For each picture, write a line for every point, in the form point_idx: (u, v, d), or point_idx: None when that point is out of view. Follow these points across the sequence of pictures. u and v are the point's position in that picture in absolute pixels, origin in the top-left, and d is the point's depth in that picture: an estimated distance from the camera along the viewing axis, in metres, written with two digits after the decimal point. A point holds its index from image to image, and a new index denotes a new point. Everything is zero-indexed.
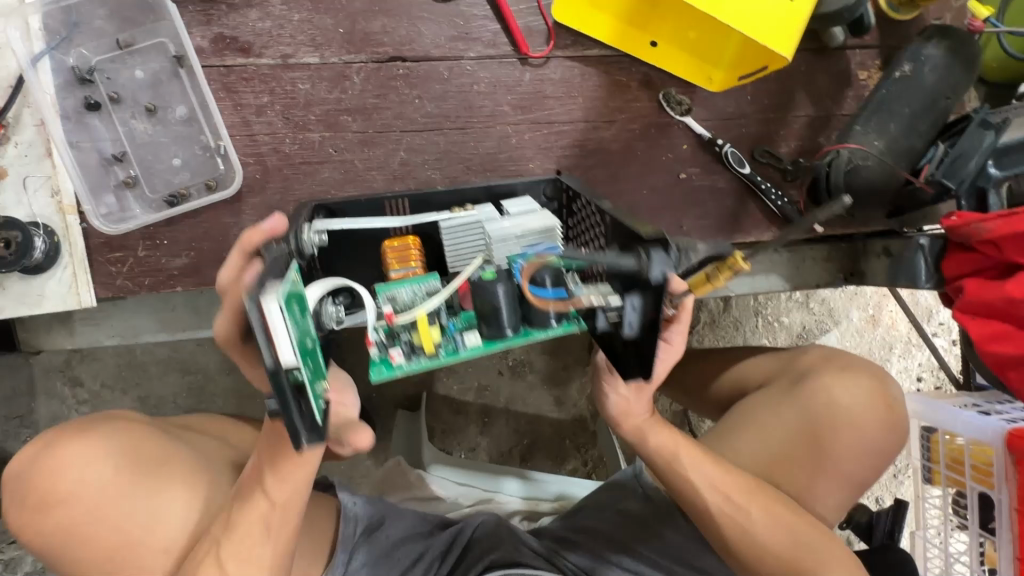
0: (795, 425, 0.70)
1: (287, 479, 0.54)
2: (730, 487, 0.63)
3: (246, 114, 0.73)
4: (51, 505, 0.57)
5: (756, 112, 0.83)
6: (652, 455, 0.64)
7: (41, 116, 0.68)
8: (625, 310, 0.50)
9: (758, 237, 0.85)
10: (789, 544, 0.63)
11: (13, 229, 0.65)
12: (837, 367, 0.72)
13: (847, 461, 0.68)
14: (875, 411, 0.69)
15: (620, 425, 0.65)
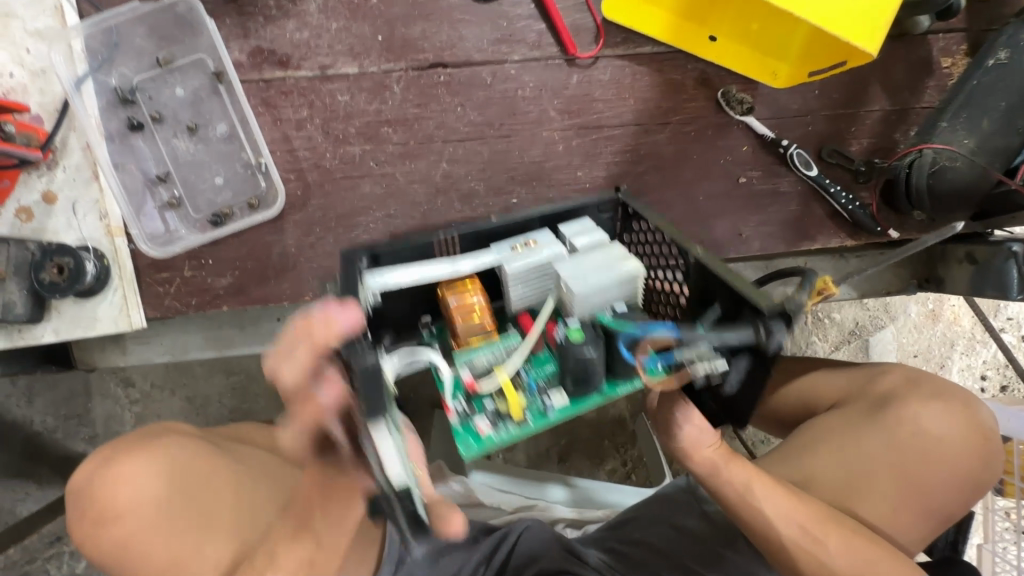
0: (876, 452, 0.64)
1: (333, 520, 0.50)
2: (812, 518, 0.57)
3: (287, 129, 0.72)
4: (108, 519, 0.58)
5: (825, 109, 0.77)
6: (722, 486, 0.58)
7: (87, 140, 0.68)
8: (730, 372, 0.49)
9: (824, 244, 0.79)
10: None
11: (65, 255, 0.65)
12: (924, 392, 0.66)
13: (934, 497, 0.62)
14: (966, 443, 0.64)
15: (689, 455, 0.59)
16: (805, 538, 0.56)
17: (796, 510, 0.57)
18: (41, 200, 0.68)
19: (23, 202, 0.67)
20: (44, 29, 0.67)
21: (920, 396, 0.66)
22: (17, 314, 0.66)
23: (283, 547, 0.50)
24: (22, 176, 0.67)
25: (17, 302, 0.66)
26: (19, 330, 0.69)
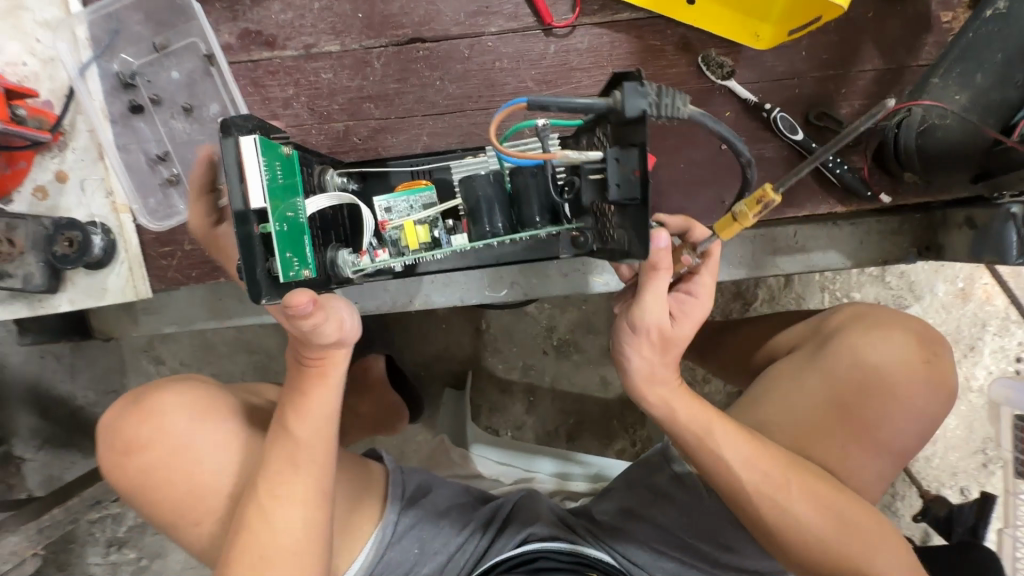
0: (823, 390, 0.67)
1: (307, 415, 0.57)
2: (767, 458, 0.60)
3: (274, 108, 0.75)
4: (132, 450, 0.64)
5: (813, 70, 0.74)
6: (682, 430, 0.60)
7: (92, 123, 0.73)
8: (607, 166, 0.46)
9: (812, 211, 0.77)
10: (834, 523, 0.59)
11: (74, 229, 0.71)
12: (866, 326, 0.69)
13: (887, 429, 0.64)
14: (918, 372, 0.65)
15: (643, 392, 0.61)
16: (762, 478, 0.59)
17: (751, 451, 0.59)
18: (54, 179, 0.73)
19: (38, 181, 0.73)
20: (51, 19, 0.72)
21: (870, 332, 0.68)
22: (36, 285, 0.72)
23: (274, 446, 0.57)
24: (37, 158, 0.73)
25: (35, 273, 0.72)
26: (40, 300, 0.75)
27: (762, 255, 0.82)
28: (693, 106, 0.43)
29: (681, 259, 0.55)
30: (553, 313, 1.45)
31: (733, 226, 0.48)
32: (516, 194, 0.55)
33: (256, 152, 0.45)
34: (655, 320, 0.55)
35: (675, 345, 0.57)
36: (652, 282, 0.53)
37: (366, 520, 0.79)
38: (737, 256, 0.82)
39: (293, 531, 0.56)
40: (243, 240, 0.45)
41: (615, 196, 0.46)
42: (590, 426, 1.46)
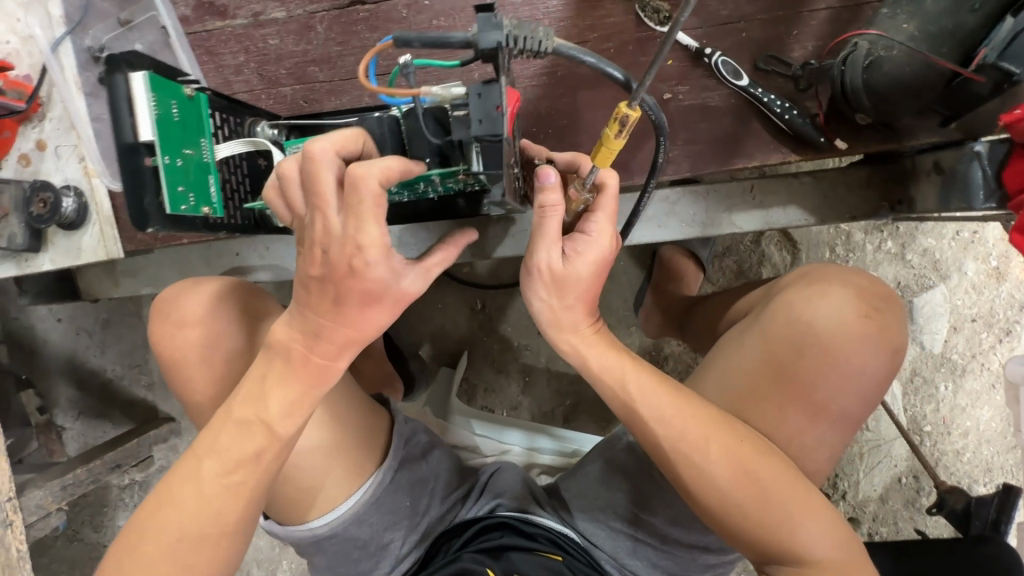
0: (760, 355, 0.68)
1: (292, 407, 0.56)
2: (686, 410, 0.61)
3: (227, 75, 0.79)
4: (187, 325, 0.71)
5: (761, 12, 0.71)
6: (597, 376, 0.63)
7: (65, 94, 0.79)
8: (469, 101, 0.49)
9: (764, 161, 0.73)
10: (756, 486, 0.59)
11: (48, 191, 0.77)
12: (810, 288, 0.69)
13: (823, 390, 0.65)
14: (861, 336, 0.65)
15: (556, 335, 0.63)
16: (681, 432, 0.60)
17: (669, 400, 0.61)
18: (35, 147, 0.80)
19: (22, 150, 0.80)
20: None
21: (813, 293, 0.69)
22: (19, 244, 0.79)
23: (247, 421, 0.56)
24: (21, 128, 0.80)
25: (18, 233, 0.79)
26: (27, 259, 0.82)
27: (716, 212, 0.79)
28: (557, 40, 0.48)
29: (573, 195, 0.59)
30: None
31: (604, 149, 0.49)
32: (406, 141, 0.57)
33: (144, 86, 0.52)
34: (549, 259, 0.58)
35: (568, 288, 0.59)
36: (543, 223, 0.56)
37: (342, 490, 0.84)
38: (689, 214, 0.79)
39: (236, 473, 0.56)
40: (134, 171, 0.53)
41: (479, 132, 0.49)
42: (585, 407, 1.53)
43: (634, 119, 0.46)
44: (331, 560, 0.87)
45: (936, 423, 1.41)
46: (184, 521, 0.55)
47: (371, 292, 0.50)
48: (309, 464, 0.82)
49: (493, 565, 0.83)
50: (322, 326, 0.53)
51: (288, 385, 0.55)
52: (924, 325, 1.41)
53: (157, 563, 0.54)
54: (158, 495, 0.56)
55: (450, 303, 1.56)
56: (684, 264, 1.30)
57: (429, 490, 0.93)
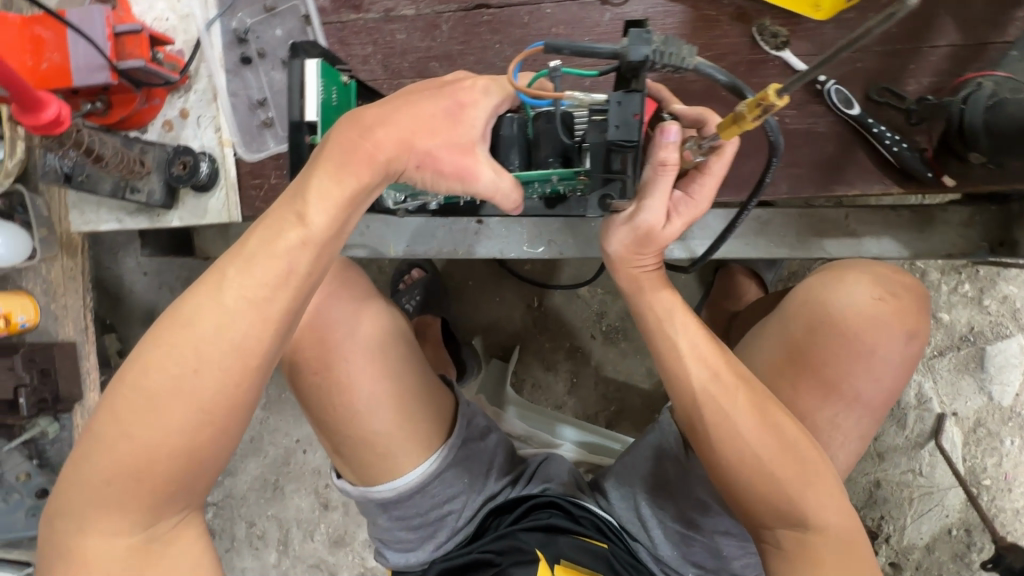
0: (790, 336, 0.76)
1: (328, 200, 0.55)
2: (723, 371, 0.71)
3: (354, 63, 0.85)
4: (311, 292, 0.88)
5: (879, 43, 0.72)
6: (646, 310, 0.76)
7: (211, 70, 0.88)
8: (609, 107, 0.55)
9: (865, 191, 0.74)
10: (778, 447, 0.69)
11: (189, 154, 0.86)
12: (841, 277, 0.77)
13: (827, 368, 0.74)
14: (865, 327, 0.73)
15: (618, 270, 0.75)
16: (717, 389, 0.70)
17: (709, 358, 0.72)
18: (178, 115, 0.89)
19: (167, 116, 0.90)
20: None
21: (830, 287, 0.76)
22: (155, 200, 0.88)
23: (281, 229, 0.54)
24: (168, 96, 0.89)
25: (157, 190, 0.88)
26: (158, 215, 0.92)
27: (807, 237, 0.81)
28: (698, 57, 0.51)
29: (688, 155, 0.63)
30: (604, 299, 1.56)
31: (734, 128, 0.50)
32: (534, 140, 0.66)
33: (316, 73, 0.63)
34: (655, 216, 0.66)
35: (652, 242, 0.69)
36: (660, 179, 0.63)
37: (408, 461, 0.88)
38: (779, 235, 0.81)
39: (260, 287, 0.53)
40: (296, 143, 0.65)
41: (614, 136, 0.56)
42: (630, 414, 1.55)
43: (776, 108, 0.45)
44: (393, 521, 0.92)
45: (996, 478, 1.36)
46: (201, 338, 0.52)
47: (447, 120, 0.57)
48: (384, 432, 0.85)
49: (544, 551, 0.86)
50: (379, 124, 0.56)
51: (333, 183, 0.55)
52: (995, 375, 1.35)
53: (167, 380, 0.52)
54: (171, 307, 0.54)
55: (509, 297, 1.61)
56: (746, 283, 1.31)
57: (484, 470, 0.96)
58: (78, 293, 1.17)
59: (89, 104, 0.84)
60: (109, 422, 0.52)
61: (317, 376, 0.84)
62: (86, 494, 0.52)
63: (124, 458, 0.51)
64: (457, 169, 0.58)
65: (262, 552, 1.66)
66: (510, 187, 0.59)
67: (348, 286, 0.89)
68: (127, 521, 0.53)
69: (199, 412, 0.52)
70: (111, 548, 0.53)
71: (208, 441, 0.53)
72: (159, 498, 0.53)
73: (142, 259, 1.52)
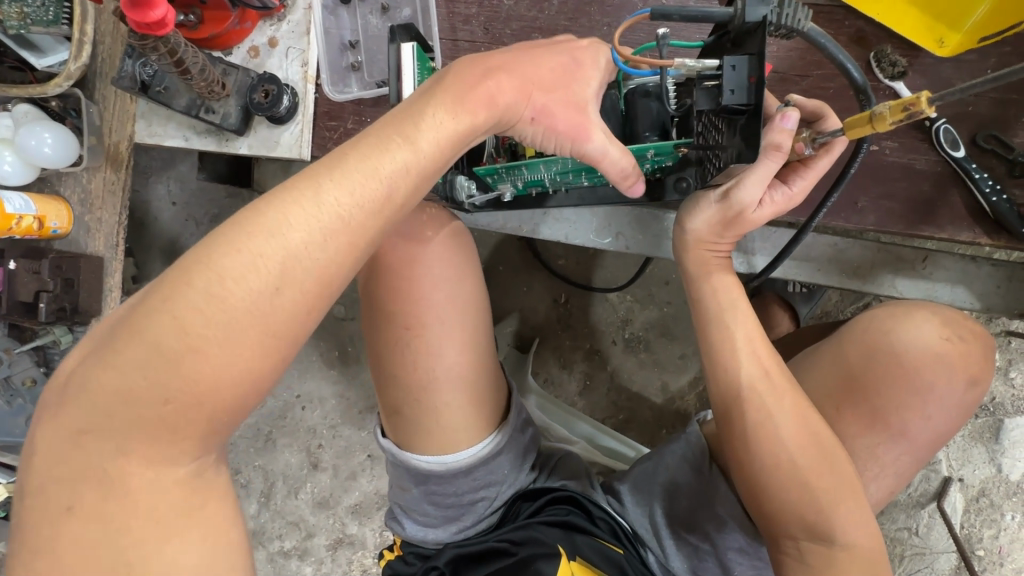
0: (847, 364, 0.75)
1: (442, 131, 0.54)
2: (773, 369, 0.68)
3: (455, 22, 0.84)
4: (417, 241, 0.84)
5: (995, 91, 0.71)
6: (706, 296, 0.72)
7: (311, 2, 0.86)
8: (724, 72, 0.53)
9: (952, 235, 0.73)
10: (816, 454, 0.65)
11: (274, 84, 0.84)
12: (907, 313, 0.75)
13: (879, 399, 0.73)
14: (930, 366, 0.72)
15: (686, 250, 0.73)
16: (765, 386, 0.67)
17: (763, 355, 0.68)
18: (267, 43, 0.88)
19: (254, 42, 0.88)
20: None
21: (894, 319, 0.74)
22: (230, 124, 0.86)
23: (389, 148, 0.52)
24: (260, 23, 0.88)
25: (232, 114, 0.86)
26: (227, 139, 0.90)
27: (880, 271, 0.81)
28: (812, 22, 0.52)
29: (797, 145, 0.64)
30: (632, 306, 1.55)
31: (867, 126, 0.53)
32: (630, 115, 0.68)
33: (411, 57, 0.66)
34: (750, 197, 0.65)
35: (736, 225, 0.68)
36: (768, 158, 0.61)
37: (463, 441, 0.87)
38: (849, 263, 0.81)
39: (365, 212, 0.51)
40: None
41: (729, 102, 0.54)
42: (638, 425, 1.54)
43: (921, 118, 0.48)
44: (423, 494, 0.90)
45: (990, 550, 1.35)
46: (291, 251, 0.48)
47: (562, 78, 0.59)
48: (453, 409, 0.85)
49: (563, 546, 0.85)
50: (502, 70, 0.57)
51: (454, 108, 0.54)
52: (1008, 449, 1.34)
53: (250, 296, 0.47)
54: (254, 212, 0.48)
55: (537, 289, 1.59)
56: (780, 315, 1.28)
57: (520, 463, 0.95)
58: (115, 210, 1.12)
59: (182, 16, 0.82)
60: (175, 327, 0.45)
61: (406, 332, 0.84)
62: (133, 412, 0.46)
63: (188, 374, 0.46)
64: (572, 127, 0.59)
65: (242, 500, 1.63)
66: (618, 153, 0.59)
67: (461, 251, 0.88)
68: (170, 452, 0.48)
69: (275, 338, 0.48)
70: (145, 485, 0.47)
71: (272, 369, 0.49)
72: (210, 428, 0.48)
73: (173, 188, 1.51)
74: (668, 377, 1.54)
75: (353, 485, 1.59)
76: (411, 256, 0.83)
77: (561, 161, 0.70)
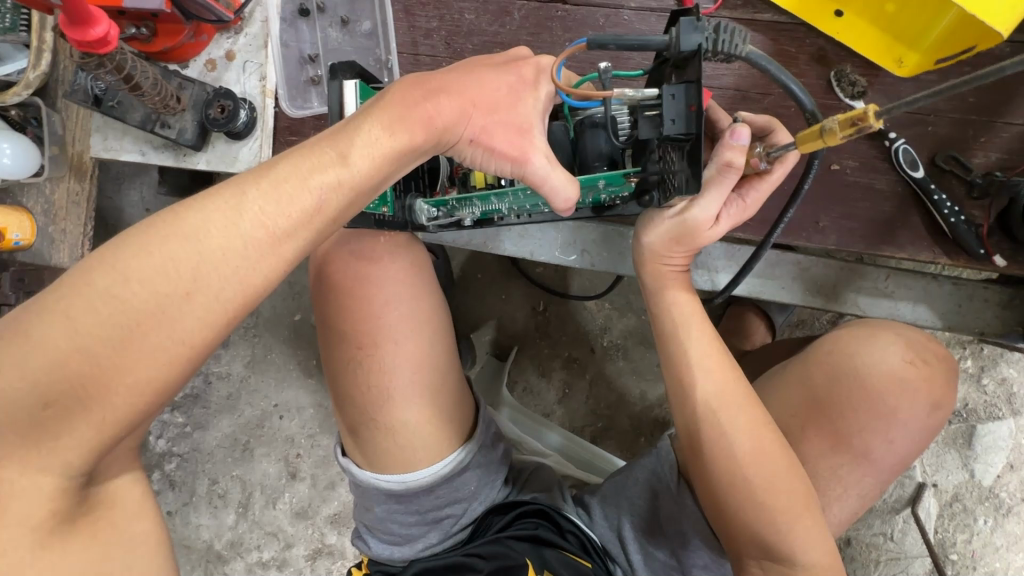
0: (810, 385, 0.74)
1: (376, 148, 0.53)
2: (731, 385, 0.66)
3: (416, 35, 0.82)
4: (369, 259, 0.84)
5: (954, 111, 0.71)
6: (666, 313, 0.71)
7: (267, 15, 0.84)
8: (664, 102, 0.53)
9: (913, 256, 0.73)
10: (772, 471, 0.63)
11: (229, 99, 0.82)
12: (869, 333, 0.75)
13: (840, 419, 0.72)
14: (891, 388, 0.72)
15: (645, 264, 0.72)
16: (722, 402, 0.65)
17: (720, 372, 0.67)
18: (224, 56, 0.86)
19: (212, 55, 0.86)
20: None
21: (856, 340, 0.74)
22: (186, 139, 0.84)
23: (319, 163, 0.51)
24: (216, 35, 0.86)
25: (189, 129, 0.84)
26: (185, 154, 0.88)
27: (844, 290, 0.80)
28: (749, 47, 0.51)
29: (751, 160, 0.62)
30: (610, 315, 1.55)
31: (819, 142, 0.49)
32: (578, 142, 0.67)
33: (354, 94, 0.65)
34: (705, 216, 0.64)
35: (696, 243, 0.67)
36: (723, 177, 0.61)
37: (425, 459, 0.86)
38: (815, 282, 0.81)
39: (298, 225, 0.50)
40: None
41: (670, 131, 0.53)
42: (616, 433, 1.54)
43: (871, 132, 0.45)
44: (386, 510, 0.89)
45: (964, 554, 1.36)
46: (206, 254, 0.47)
47: (508, 97, 0.58)
48: (412, 424, 0.84)
49: (531, 558, 0.84)
50: (442, 92, 0.56)
51: (388, 126, 0.54)
52: (981, 454, 1.35)
53: (158, 297, 0.46)
54: (175, 213, 0.48)
55: (515, 296, 1.58)
56: (756, 324, 1.28)
57: (488, 479, 0.93)
58: (79, 220, 1.10)
59: (135, 29, 0.78)
60: (74, 336, 0.44)
61: (362, 352, 0.83)
62: (14, 415, 0.44)
63: (85, 385, 0.44)
64: (513, 153, 0.57)
65: (217, 511, 1.60)
66: (561, 177, 0.57)
67: (415, 265, 0.87)
68: (56, 461, 0.46)
69: (185, 342, 0.47)
70: (28, 493, 0.46)
71: (179, 378, 0.48)
72: (104, 439, 0.47)
73: (144, 196, 1.48)
74: (646, 385, 1.53)
75: (331, 495, 1.57)
76: (364, 274, 0.83)
77: (513, 192, 0.71)
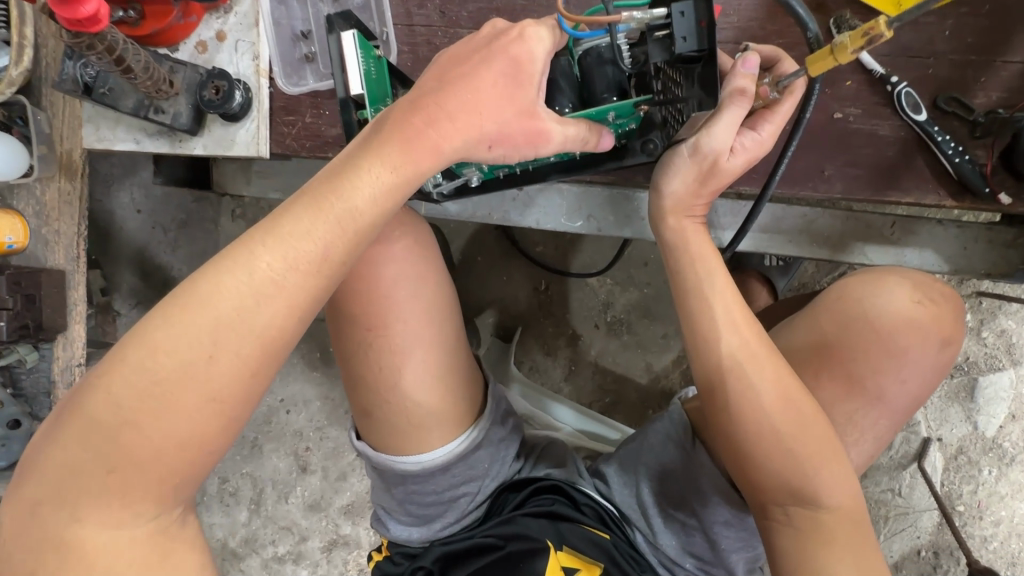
0: (825, 333, 0.75)
1: (378, 188, 0.53)
2: (753, 339, 0.67)
3: (410, 6, 0.81)
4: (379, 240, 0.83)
5: (953, 52, 0.71)
6: (683, 269, 0.71)
7: None
8: (675, 20, 0.54)
9: (919, 199, 0.73)
10: (796, 419, 0.64)
11: (224, 79, 0.81)
12: (880, 280, 0.76)
13: (855, 364, 0.73)
14: (904, 330, 0.73)
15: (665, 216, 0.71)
16: (746, 354, 0.66)
17: (742, 326, 0.67)
18: (214, 37, 0.85)
19: (202, 37, 0.85)
20: None
21: (868, 287, 0.75)
22: (181, 123, 0.83)
23: (319, 211, 0.52)
24: (205, 16, 0.84)
25: (183, 113, 0.83)
26: (180, 139, 0.86)
27: (850, 240, 0.81)
28: None
29: (761, 91, 0.65)
30: (612, 289, 1.55)
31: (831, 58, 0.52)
32: (585, 78, 0.67)
33: (353, 44, 0.63)
34: (719, 144, 0.65)
35: (712, 176, 0.68)
36: (735, 102, 0.63)
37: (440, 437, 0.86)
38: (821, 233, 0.81)
39: (303, 270, 0.51)
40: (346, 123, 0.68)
41: (682, 48, 0.55)
42: (624, 406, 1.54)
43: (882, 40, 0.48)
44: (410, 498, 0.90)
45: (970, 505, 1.38)
46: (223, 315, 0.49)
47: (506, 89, 0.57)
48: (427, 406, 0.84)
49: (550, 537, 0.85)
50: (440, 113, 0.55)
51: (383, 162, 0.53)
52: (983, 406, 1.37)
53: (185, 360, 0.49)
54: (192, 281, 0.50)
55: (516, 277, 1.58)
56: (759, 290, 1.28)
57: (501, 457, 0.94)
58: (73, 220, 1.03)
59: (122, 12, 0.77)
60: (121, 407, 0.48)
61: (372, 334, 0.82)
62: (80, 481, 0.49)
63: (135, 449, 0.49)
64: (527, 137, 0.58)
65: (230, 509, 1.60)
66: (577, 135, 0.61)
67: (419, 242, 0.86)
68: (126, 514, 0.50)
69: (215, 393, 0.50)
70: (101, 549, 0.49)
71: (222, 428, 0.51)
72: (165, 490, 0.51)
73: (136, 196, 1.45)
74: (652, 357, 1.54)
75: (343, 486, 1.57)
76: (370, 255, 0.82)
77: None
